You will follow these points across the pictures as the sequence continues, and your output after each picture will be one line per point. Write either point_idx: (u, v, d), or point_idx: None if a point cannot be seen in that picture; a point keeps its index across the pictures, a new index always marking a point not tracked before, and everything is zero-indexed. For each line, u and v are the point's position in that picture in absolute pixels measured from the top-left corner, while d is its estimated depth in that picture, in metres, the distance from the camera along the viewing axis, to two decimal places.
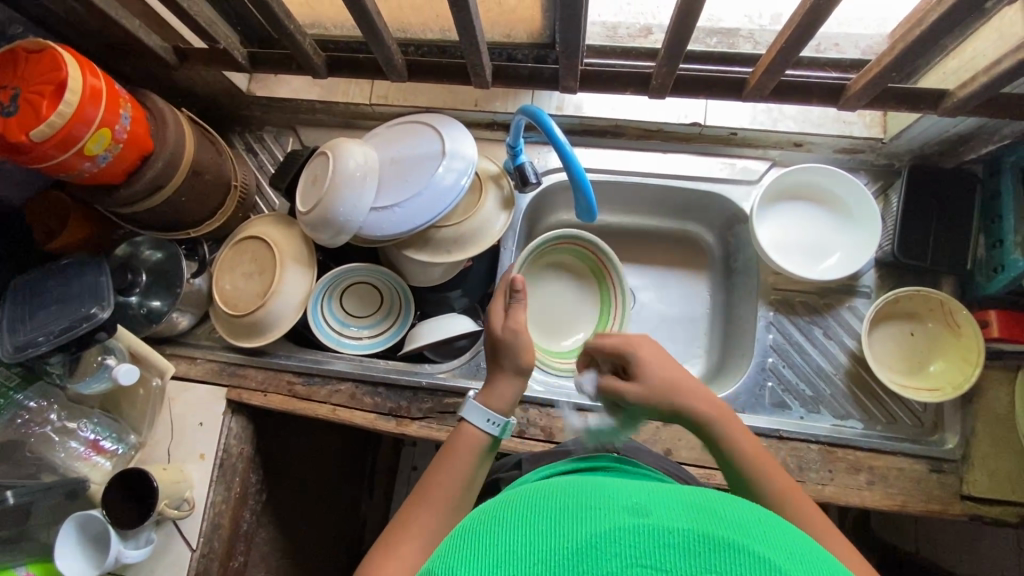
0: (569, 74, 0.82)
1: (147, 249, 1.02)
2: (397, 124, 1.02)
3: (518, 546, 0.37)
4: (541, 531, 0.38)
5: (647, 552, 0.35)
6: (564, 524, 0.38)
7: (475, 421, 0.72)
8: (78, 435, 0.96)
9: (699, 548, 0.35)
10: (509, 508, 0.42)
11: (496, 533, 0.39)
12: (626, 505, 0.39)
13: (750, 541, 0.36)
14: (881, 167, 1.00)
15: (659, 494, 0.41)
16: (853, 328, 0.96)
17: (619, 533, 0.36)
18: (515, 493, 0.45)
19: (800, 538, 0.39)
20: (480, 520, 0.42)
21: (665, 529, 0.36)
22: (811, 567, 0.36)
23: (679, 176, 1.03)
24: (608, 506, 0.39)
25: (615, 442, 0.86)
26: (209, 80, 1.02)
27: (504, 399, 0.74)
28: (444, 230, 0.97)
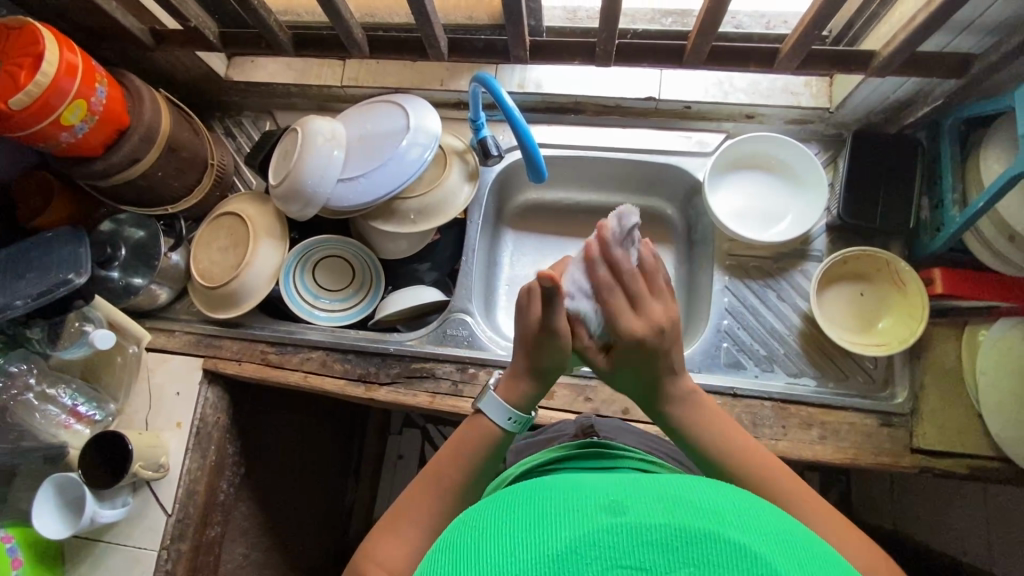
0: (518, 45, 0.87)
1: (130, 227, 1.06)
2: (366, 103, 1.07)
3: (495, 560, 0.37)
4: (518, 538, 0.38)
5: (627, 552, 0.36)
6: (539, 530, 0.38)
7: (495, 417, 0.67)
8: (57, 401, 0.99)
9: (679, 544, 0.36)
10: (486, 514, 0.41)
11: (475, 546, 0.39)
12: (603, 504, 0.39)
13: (728, 529, 0.37)
14: (830, 137, 1.04)
15: (637, 487, 0.41)
16: (805, 290, 0.99)
17: (597, 534, 0.37)
18: (488, 496, 0.44)
19: (774, 511, 0.41)
20: (456, 538, 0.41)
21: (643, 527, 0.37)
22: (787, 544, 0.38)
23: (638, 150, 1.08)
24: (585, 505, 0.39)
25: (597, 425, 0.87)
26: (188, 63, 1.08)
27: (517, 393, 0.68)
28: (409, 201, 1.02)
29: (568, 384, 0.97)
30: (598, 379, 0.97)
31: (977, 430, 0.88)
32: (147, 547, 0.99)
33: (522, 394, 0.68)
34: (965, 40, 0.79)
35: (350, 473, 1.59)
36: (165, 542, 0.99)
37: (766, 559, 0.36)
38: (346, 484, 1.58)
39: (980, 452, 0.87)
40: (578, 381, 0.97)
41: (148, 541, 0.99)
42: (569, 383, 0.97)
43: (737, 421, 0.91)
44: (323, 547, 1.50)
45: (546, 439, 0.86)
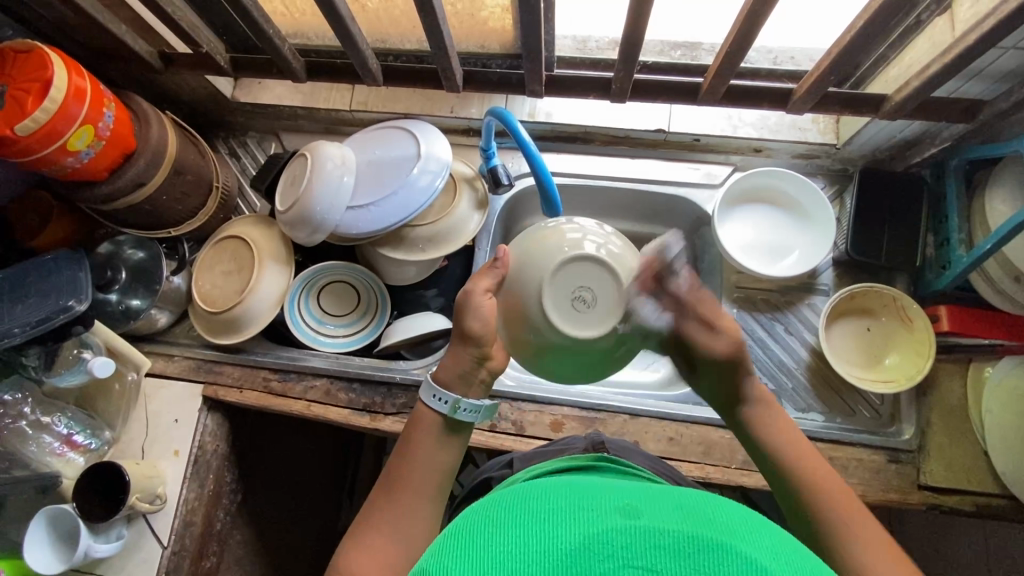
0: (534, 79, 0.87)
1: (129, 248, 1.05)
2: (376, 128, 1.06)
3: (511, 546, 0.39)
4: (536, 530, 0.40)
5: (639, 553, 0.37)
6: (557, 522, 0.40)
7: (426, 400, 0.67)
8: (51, 430, 0.96)
9: (690, 550, 0.38)
10: (506, 505, 0.44)
11: (491, 530, 0.41)
12: (618, 508, 0.41)
13: (740, 543, 0.38)
14: (836, 172, 1.05)
15: (651, 498, 0.43)
16: (813, 324, 0.99)
17: (612, 534, 0.39)
18: (511, 491, 0.47)
19: (788, 539, 0.41)
20: (471, 520, 0.43)
21: (656, 532, 0.39)
22: (798, 566, 0.38)
23: (646, 180, 1.08)
24: (603, 510, 0.41)
25: (608, 443, 0.84)
26: (194, 85, 1.07)
27: (450, 369, 0.67)
28: (418, 229, 1.01)
29: (577, 417, 0.96)
30: (606, 412, 0.96)
31: (983, 468, 0.89)
32: None
33: (452, 368, 0.67)
34: (975, 85, 0.81)
35: (345, 495, 1.56)
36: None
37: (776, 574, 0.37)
38: (341, 506, 1.55)
39: (986, 490, 0.88)
40: (587, 413, 0.97)
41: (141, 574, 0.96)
42: (578, 415, 0.97)
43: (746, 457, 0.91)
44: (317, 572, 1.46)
45: (556, 450, 0.85)
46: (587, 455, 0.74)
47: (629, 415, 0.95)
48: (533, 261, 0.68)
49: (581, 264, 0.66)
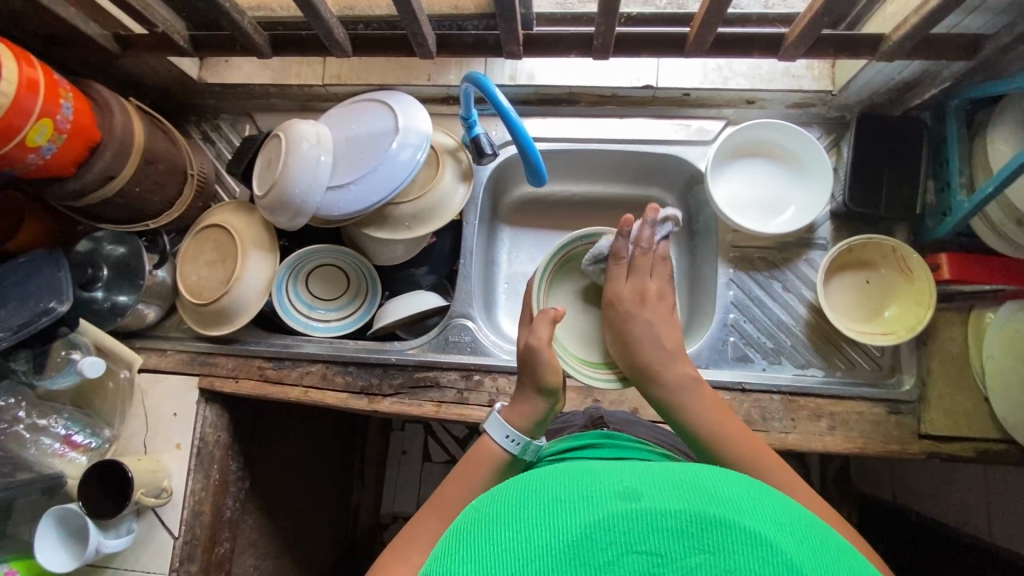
0: (511, 39, 0.82)
1: (109, 244, 1.01)
2: (351, 103, 1.02)
3: (517, 543, 0.39)
4: (536, 523, 0.40)
5: (641, 538, 0.38)
6: (555, 513, 0.40)
7: (495, 437, 0.68)
8: (50, 431, 0.96)
9: (693, 530, 0.38)
10: (506, 497, 0.44)
11: (489, 528, 0.41)
12: (618, 490, 0.41)
13: (743, 517, 0.39)
14: (833, 120, 1.01)
15: (651, 473, 0.42)
16: (811, 280, 0.97)
17: (613, 520, 0.39)
18: (505, 482, 0.46)
19: (791, 505, 0.42)
20: (475, 517, 0.43)
21: (660, 514, 0.39)
22: (803, 537, 0.39)
23: (634, 141, 1.04)
24: (603, 491, 0.41)
25: (606, 416, 0.84)
26: (158, 68, 1.02)
27: (525, 416, 0.69)
28: (402, 207, 0.98)
29: (575, 388, 0.96)
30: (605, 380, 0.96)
31: (984, 414, 0.89)
32: (157, 570, 0.98)
33: (528, 416, 0.69)
34: (977, 19, 0.76)
35: (355, 471, 1.59)
36: (174, 565, 0.98)
37: (780, 548, 0.37)
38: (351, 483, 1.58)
39: (987, 436, 0.88)
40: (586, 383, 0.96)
41: (156, 565, 0.98)
42: (576, 386, 0.96)
43: (746, 416, 0.91)
44: (334, 546, 1.51)
45: (556, 429, 0.84)
46: (583, 431, 0.73)
47: None
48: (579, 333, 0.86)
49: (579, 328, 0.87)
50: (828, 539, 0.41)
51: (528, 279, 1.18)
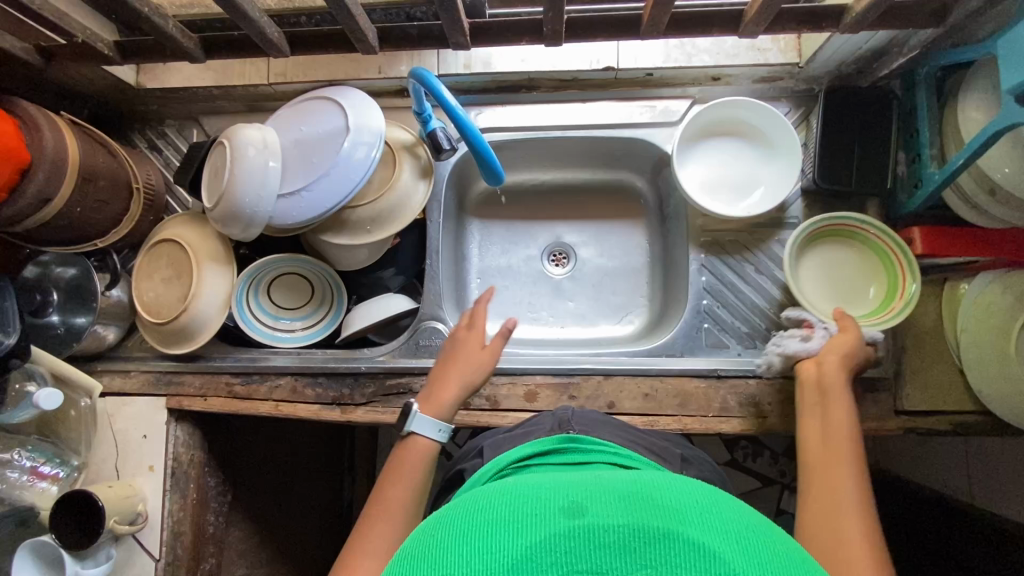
0: (456, 31, 0.77)
1: (57, 266, 0.97)
2: (298, 102, 0.97)
3: (458, 569, 0.37)
4: (477, 546, 0.39)
5: (583, 556, 0.36)
6: (497, 535, 0.39)
7: (427, 432, 0.81)
8: (13, 466, 0.92)
9: (637, 545, 0.36)
10: (451, 522, 0.42)
11: (430, 557, 0.39)
12: (562, 507, 0.40)
13: (687, 527, 0.37)
14: (801, 93, 0.97)
15: (599, 489, 0.42)
16: (783, 261, 0.95)
17: (554, 539, 0.37)
18: (454, 505, 0.45)
19: (740, 512, 0.41)
20: (420, 543, 0.42)
21: (602, 529, 0.37)
22: (751, 546, 0.38)
23: (598, 126, 1.00)
24: (546, 511, 0.40)
25: (574, 418, 0.82)
26: (89, 77, 0.96)
27: (443, 405, 0.84)
28: (360, 210, 0.94)
29: (550, 385, 0.95)
30: (580, 376, 0.94)
31: (959, 387, 0.89)
32: None
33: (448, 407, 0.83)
34: None
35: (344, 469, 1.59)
36: None
37: (726, 559, 0.36)
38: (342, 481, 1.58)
39: (962, 408, 0.88)
40: (561, 379, 0.95)
41: None
42: (551, 382, 0.95)
43: (722, 403, 0.90)
44: (329, 544, 1.51)
45: (522, 434, 0.82)
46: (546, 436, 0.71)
47: (602, 376, 0.93)
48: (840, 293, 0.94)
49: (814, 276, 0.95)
50: (781, 546, 0.39)
51: (500, 273, 1.16)
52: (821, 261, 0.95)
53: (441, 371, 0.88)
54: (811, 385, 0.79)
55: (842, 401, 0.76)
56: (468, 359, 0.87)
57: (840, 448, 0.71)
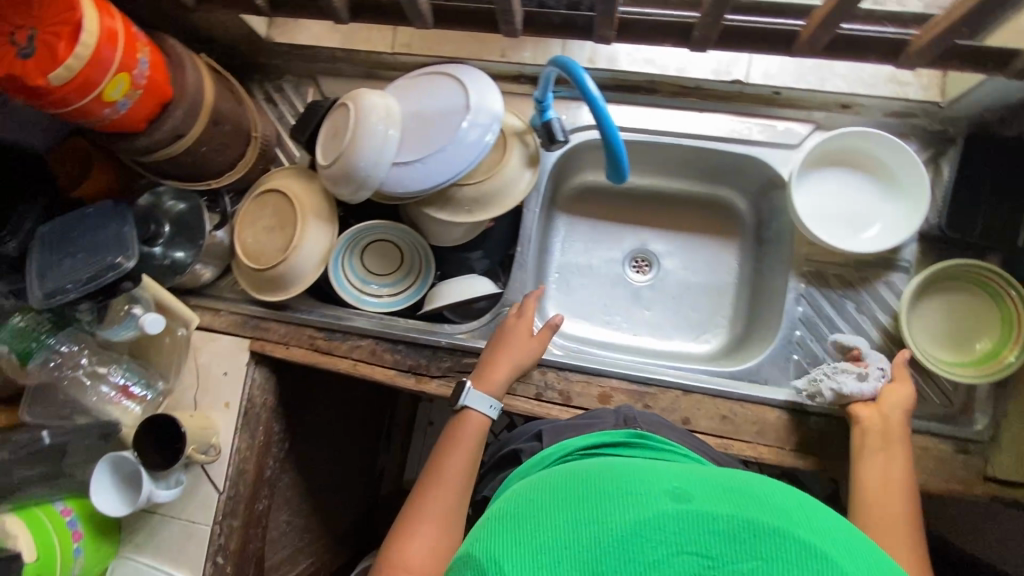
0: (606, 24, 0.77)
1: (170, 200, 1.01)
2: (420, 74, 0.98)
3: (574, 533, 0.42)
4: (588, 515, 0.43)
5: (693, 538, 0.40)
6: (607, 507, 0.43)
7: (479, 408, 0.85)
8: (107, 379, 0.99)
9: (744, 536, 0.40)
10: (557, 490, 0.47)
11: (543, 517, 0.44)
12: (667, 492, 0.44)
13: (791, 525, 0.41)
14: (934, 133, 0.92)
15: (699, 481, 0.46)
16: (889, 305, 0.91)
17: (665, 518, 0.41)
18: (556, 474, 0.49)
19: (838, 519, 0.44)
20: (527, 503, 0.46)
21: (710, 516, 0.41)
22: (850, 550, 0.41)
23: (713, 138, 0.98)
24: (654, 493, 0.44)
25: (638, 418, 0.84)
26: (228, 24, 0.99)
27: (496, 382, 0.88)
28: (466, 189, 0.95)
29: (626, 390, 0.94)
30: (658, 387, 0.93)
31: None
32: (202, 521, 1.01)
33: (499, 383, 0.88)
34: None
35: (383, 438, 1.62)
36: (218, 518, 1.01)
37: (828, 557, 0.39)
38: (380, 449, 1.61)
39: None
40: (637, 387, 0.94)
41: (202, 516, 1.02)
42: (627, 388, 0.94)
43: (801, 438, 0.88)
44: (360, 508, 1.55)
45: (584, 422, 0.84)
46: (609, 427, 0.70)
47: (681, 391, 0.92)
48: (947, 342, 0.90)
49: (922, 321, 0.90)
50: (875, 552, 0.42)
51: (580, 270, 1.15)
52: (933, 306, 0.91)
53: (491, 352, 0.92)
54: (871, 427, 0.79)
55: (900, 451, 0.76)
56: (521, 342, 0.92)
57: (896, 495, 0.71)
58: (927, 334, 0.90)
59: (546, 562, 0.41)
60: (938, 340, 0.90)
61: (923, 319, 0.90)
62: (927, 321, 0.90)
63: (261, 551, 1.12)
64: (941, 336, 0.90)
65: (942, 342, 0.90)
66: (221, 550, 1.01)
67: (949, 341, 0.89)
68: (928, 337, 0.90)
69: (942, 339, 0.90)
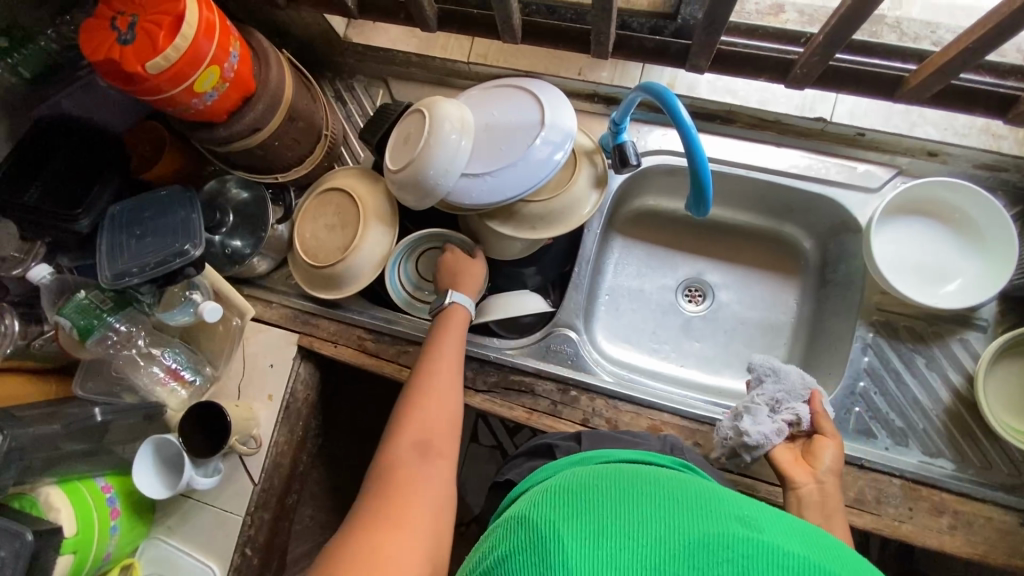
0: (702, 54, 0.82)
1: (234, 188, 1.03)
2: (494, 86, 0.98)
3: (632, 525, 0.41)
4: (649, 513, 0.42)
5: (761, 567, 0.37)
6: (670, 513, 0.42)
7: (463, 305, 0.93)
8: (159, 361, 1.00)
9: None
10: (622, 480, 0.46)
11: (601, 499, 0.44)
12: (739, 517, 0.42)
13: None
14: (1023, 191, 0.90)
15: (773, 514, 0.43)
16: (962, 364, 0.88)
17: (733, 540, 0.39)
18: (624, 468, 0.48)
19: None
20: (588, 484, 0.46)
21: (783, 551, 0.38)
22: None
23: (789, 175, 0.96)
24: (726, 517, 0.41)
25: (687, 450, 0.83)
26: (312, 23, 1.01)
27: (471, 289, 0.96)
28: (532, 206, 0.94)
29: (675, 425, 0.91)
30: (709, 425, 0.91)
31: None
32: (234, 511, 1.00)
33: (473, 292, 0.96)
34: None
35: None
36: (250, 509, 1.00)
37: None
38: None
39: None
40: (687, 423, 0.92)
41: (234, 506, 1.01)
42: (677, 423, 0.92)
43: (859, 494, 0.84)
44: None
45: (628, 438, 0.83)
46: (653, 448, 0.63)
47: None
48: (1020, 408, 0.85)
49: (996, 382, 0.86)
50: None
51: (631, 295, 1.13)
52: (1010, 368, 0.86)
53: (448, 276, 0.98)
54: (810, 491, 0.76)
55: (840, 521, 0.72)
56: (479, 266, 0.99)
57: None
58: (999, 397, 0.86)
59: (597, 541, 0.40)
60: (1012, 404, 0.85)
61: (997, 380, 0.86)
62: (1002, 384, 0.86)
63: (285, 546, 1.11)
64: (1016, 401, 0.85)
65: (1016, 408, 0.85)
66: (249, 542, 1.00)
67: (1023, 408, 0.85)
68: (1000, 399, 0.85)
69: (1016, 406, 0.85)
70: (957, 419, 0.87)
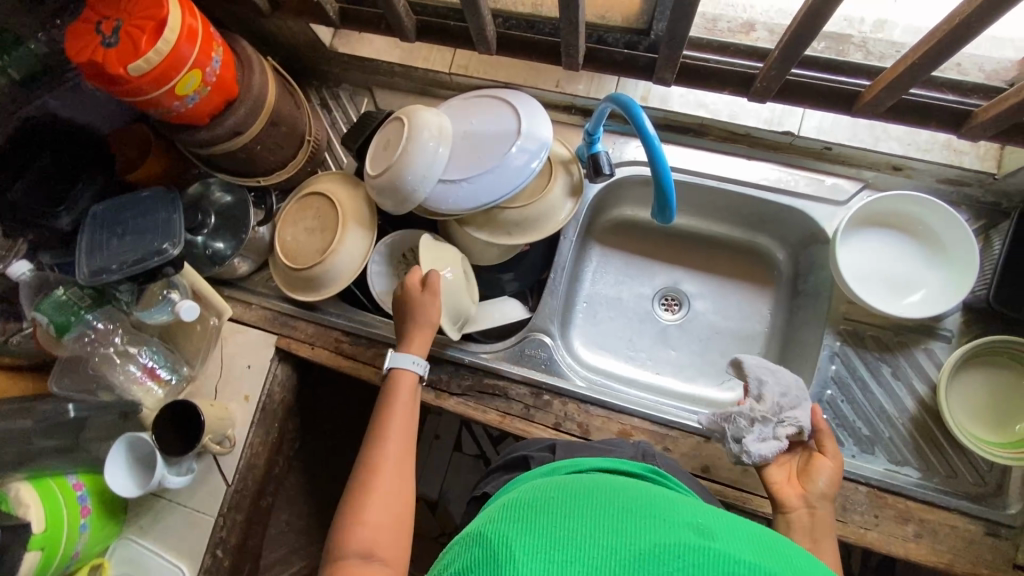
0: (667, 67, 0.85)
1: (218, 190, 1.05)
2: (474, 97, 1.01)
3: (585, 532, 0.41)
4: (601, 522, 0.42)
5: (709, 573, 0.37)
6: (623, 521, 0.42)
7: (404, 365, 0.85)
8: (136, 360, 1.00)
9: None
10: (579, 491, 0.46)
11: (557, 509, 0.44)
12: (691, 525, 0.42)
13: None
14: (985, 205, 0.92)
15: (727, 523, 0.43)
16: (927, 374, 0.90)
17: (683, 548, 0.39)
18: (584, 480, 0.49)
19: None
20: (545, 495, 0.46)
21: (732, 559, 0.38)
22: None
23: (759, 186, 0.98)
24: (678, 525, 0.42)
25: (656, 456, 0.83)
26: (298, 33, 1.04)
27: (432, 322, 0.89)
28: (508, 212, 0.96)
29: (646, 430, 0.92)
30: (678, 430, 0.92)
31: None
32: (206, 512, 1.00)
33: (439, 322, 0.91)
34: None
35: None
36: (223, 510, 1.00)
37: None
38: None
39: None
40: (658, 428, 0.93)
41: (206, 506, 1.00)
42: (647, 428, 0.92)
43: None
44: None
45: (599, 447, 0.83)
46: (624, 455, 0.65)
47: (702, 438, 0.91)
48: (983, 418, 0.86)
49: (959, 393, 0.88)
50: None
51: (609, 302, 1.14)
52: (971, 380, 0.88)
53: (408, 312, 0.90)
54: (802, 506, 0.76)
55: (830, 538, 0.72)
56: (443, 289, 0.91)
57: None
58: (963, 408, 0.87)
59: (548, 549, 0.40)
60: (975, 414, 0.87)
61: (960, 391, 0.88)
62: (965, 395, 0.87)
63: (257, 549, 1.11)
64: (978, 412, 0.87)
65: (978, 418, 0.87)
66: (220, 544, 0.99)
67: (985, 418, 0.86)
68: (963, 410, 0.87)
69: (978, 416, 0.87)
70: (922, 428, 0.88)
